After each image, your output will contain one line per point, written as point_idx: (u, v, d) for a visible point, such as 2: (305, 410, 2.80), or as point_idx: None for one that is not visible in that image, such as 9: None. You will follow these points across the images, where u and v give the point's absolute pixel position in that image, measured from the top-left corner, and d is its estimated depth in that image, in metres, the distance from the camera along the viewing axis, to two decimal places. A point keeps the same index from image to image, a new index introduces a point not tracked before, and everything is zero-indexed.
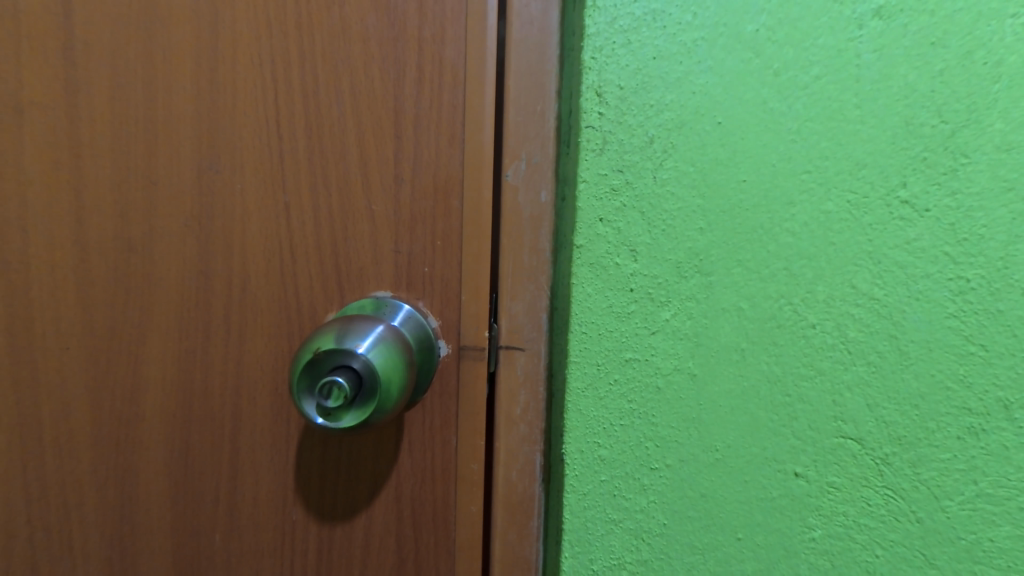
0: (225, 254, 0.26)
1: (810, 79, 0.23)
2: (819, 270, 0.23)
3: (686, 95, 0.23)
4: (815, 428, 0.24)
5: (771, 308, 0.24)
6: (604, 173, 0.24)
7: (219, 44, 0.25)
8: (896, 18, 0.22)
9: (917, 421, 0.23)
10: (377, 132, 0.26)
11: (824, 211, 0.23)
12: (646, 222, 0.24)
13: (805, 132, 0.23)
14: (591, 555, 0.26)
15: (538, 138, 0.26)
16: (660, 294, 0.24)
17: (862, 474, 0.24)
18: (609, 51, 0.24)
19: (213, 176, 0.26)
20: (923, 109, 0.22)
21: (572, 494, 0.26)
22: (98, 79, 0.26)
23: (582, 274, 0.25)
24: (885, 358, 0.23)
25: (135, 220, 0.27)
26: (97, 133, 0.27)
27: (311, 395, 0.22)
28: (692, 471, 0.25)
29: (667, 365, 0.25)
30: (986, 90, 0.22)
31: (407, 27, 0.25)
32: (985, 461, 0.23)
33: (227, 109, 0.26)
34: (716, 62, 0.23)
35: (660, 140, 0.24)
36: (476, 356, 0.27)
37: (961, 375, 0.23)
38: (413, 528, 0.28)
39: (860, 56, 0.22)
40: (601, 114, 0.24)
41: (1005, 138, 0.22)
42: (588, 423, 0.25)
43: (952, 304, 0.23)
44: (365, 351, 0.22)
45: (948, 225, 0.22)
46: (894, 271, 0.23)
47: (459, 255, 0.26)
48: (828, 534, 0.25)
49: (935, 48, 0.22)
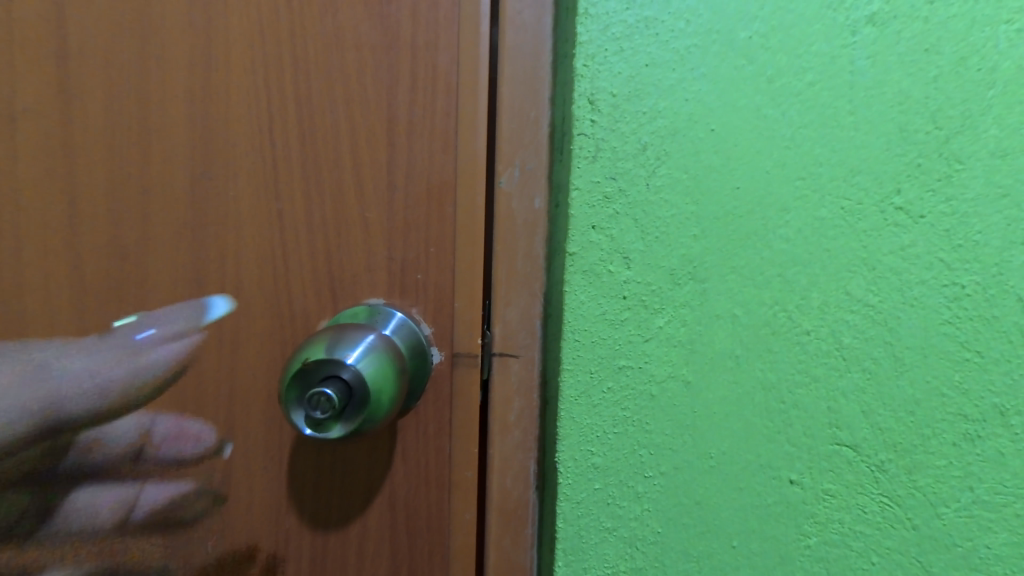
0: (219, 262, 0.26)
1: (804, 86, 0.23)
2: (813, 277, 0.23)
3: (679, 102, 0.23)
4: (811, 435, 0.24)
5: (765, 315, 0.24)
6: (598, 181, 0.24)
7: (213, 52, 0.25)
8: (890, 24, 0.22)
9: (912, 428, 0.23)
10: (371, 140, 0.26)
11: (818, 218, 0.23)
12: (640, 229, 0.24)
13: (799, 138, 0.23)
14: (585, 563, 0.26)
15: (532, 145, 0.26)
16: (653, 302, 0.24)
17: (858, 481, 0.24)
18: (602, 58, 0.24)
19: (207, 184, 0.26)
20: (917, 116, 0.22)
21: (566, 502, 0.26)
22: (92, 85, 0.26)
23: (575, 281, 0.25)
24: (881, 365, 0.23)
25: (128, 227, 0.27)
26: (90, 139, 0.27)
27: (300, 405, 0.22)
28: (686, 479, 0.25)
29: (661, 372, 0.25)
30: (980, 96, 0.22)
31: (400, 34, 0.25)
32: (981, 468, 0.23)
33: (221, 115, 0.26)
34: (709, 69, 0.23)
35: (653, 147, 0.24)
36: (470, 363, 0.27)
37: (957, 381, 0.23)
38: (407, 535, 0.28)
39: (855, 63, 0.22)
40: (594, 121, 0.24)
41: (999, 144, 0.22)
42: (582, 431, 0.25)
43: (947, 310, 0.22)
44: (355, 361, 0.22)
45: (943, 231, 0.22)
46: (889, 277, 0.23)
47: (453, 262, 0.26)
48: (823, 541, 0.25)
49: (929, 55, 0.22)
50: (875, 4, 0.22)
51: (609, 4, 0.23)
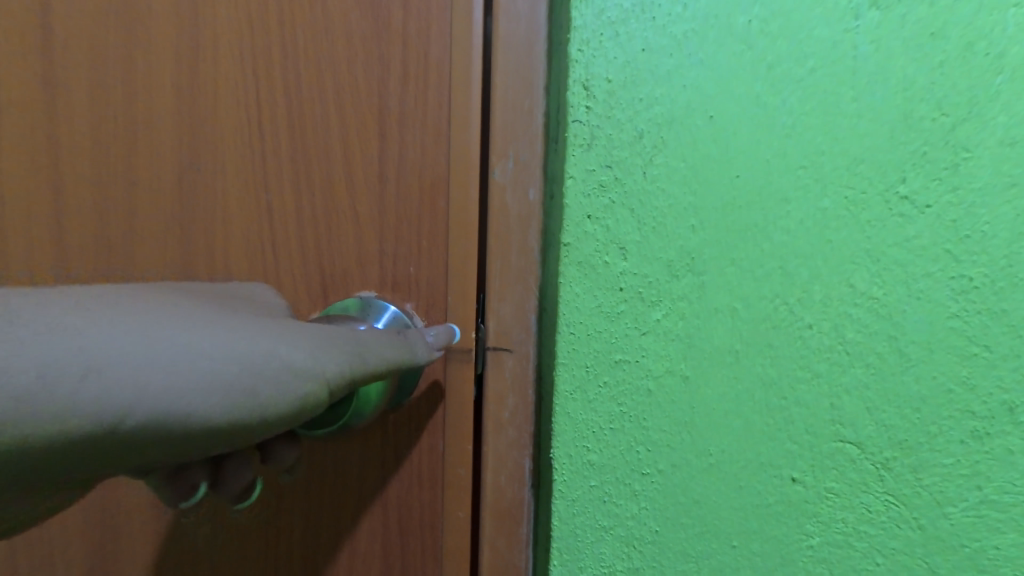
0: (207, 256, 0.26)
1: (805, 72, 0.22)
2: (815, 269, 0.23)
3: (676, 89, 0.23)
4: (812, 432, 0.23)
5: (766, 308, 0.23)
6: (593, 170, 0.23)
7: (200, 42, 0.25)
8: (894, 9, 0.21)
9: (918, 425, 0.23)
10: (361, 131, 0.25)
11: (821, 209, 0.22)
12: (636, 220, 0.23)
13: (800, 127, 0.22)
14: (581, 563, 0.26)
15: (525, 135, 0.25)
16: (651, 294, 0.24)
17: (861, 479, 0.23)
18: (597, 44, 0.23)
19: (194, 176, 0.26)
20: (923, 103, 0.21)
21: (561, 500, 0.25)
22: (78, 76, 0.26)
23: (570, 274, 0.24)
24: (885, 360, 0.23)
25: (115, 221, 0.26)
26: (79, 134, 0.26)
27: None
28: (685, 477, 0.24)
29: (659, 367, 0.24)
30: (987, 82, 0.21)
31: (390, 23, 0.25)
32: (990, 467, 0.22)
33: (209, 108, 0.25)
34: (707, 55, 0.23)
35: (650, 135, 0.23)
36: (463, 358, 0.26)
37: (964, 377, 0.22)
38: (400, 535, 0.27)
39: (857, 49, 0.22)
40: (589, 109, 0.23)
41: (1008, 132, 0.21)
42: (577, 427, 0.25)
43: (954, 303, 0.22)
44: None
45: (949, 222, 0.22)
46: (894, 270, 0.22)
47: (446, 255, 0.26)
48: (826, 542, 0.24)
49: (935, 39, 0.21)
50: None
51: None
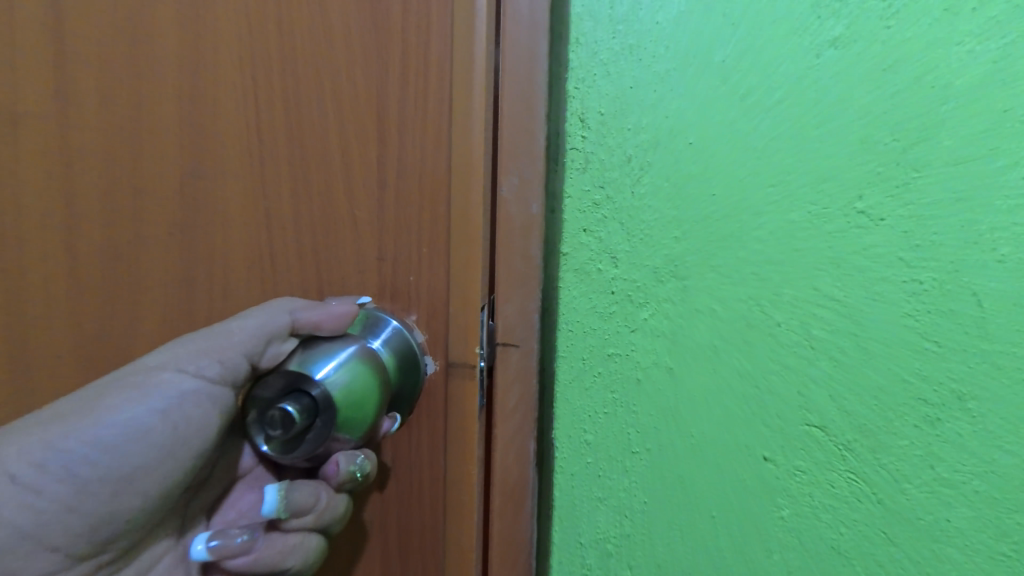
0: (200, 266, 0.25)
1: (772, 102, 0.24)
2: (785, 274, 0.25)
3: (660, 118, 0.26)
4: (782, 418, 0.25)
5: (743, 309, 0.25)
6: (587, 189, 0.27)
7: (192, 36, 0.24)
8: (851, 46, 0.23)
9: (879, 410, 0.24)
10: (361, 135, 0.24)
11: (788, 220, 0.24)
12: (626, 234, 0.26)
13: (770, 149, 0.24)
14: (579, 530, 0.29)
15: (529, 154, 0.27)
16: (639, 296, 0.26)
17: (825, 459, 0.25)
18: (590, 81, 0.27)
19: (189, 183, 0.24)
20: (880, 126, 0.23)
21: (561, 474, 0.29)
22: (55, 69, 0.24)
23: (567, 278, 0.27)
24: (847, 354, 0.24)
25: (100, 227, 0.25)
26: (48, 129, 0.24)
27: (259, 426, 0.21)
28: (669, 459, 0.27)
29: (646, 359, 0.26)
30: (933, 111, 0.23)
31: (388, 19, 0.23)
32: (941, 447, 0.24)
33: (199, 107, 0.24)
34: (689, 86, 0.25)
35: (636, 159, 0.26)
36: (466, 372, 0.25)
37: (919, 371, 0.24)
38: (399, 562, 0.26)
39: (820, 81, 0.24)
40: (584, 137, 0.27)
41: (953, 153, 0.23)
42: (574, 411, 0.28)
43: (907, 304, 0.24)
44: (325, 377, 0.21)
45: (902, 233, 0.23)
46: (855, 275, 0.24)
47: (448, 269, 0.24)
48: (794, 513, 0.26)
49: (887, 73, 0.23)
50: (838, 29, 0.23)
51: (597, 34, 0.27)
